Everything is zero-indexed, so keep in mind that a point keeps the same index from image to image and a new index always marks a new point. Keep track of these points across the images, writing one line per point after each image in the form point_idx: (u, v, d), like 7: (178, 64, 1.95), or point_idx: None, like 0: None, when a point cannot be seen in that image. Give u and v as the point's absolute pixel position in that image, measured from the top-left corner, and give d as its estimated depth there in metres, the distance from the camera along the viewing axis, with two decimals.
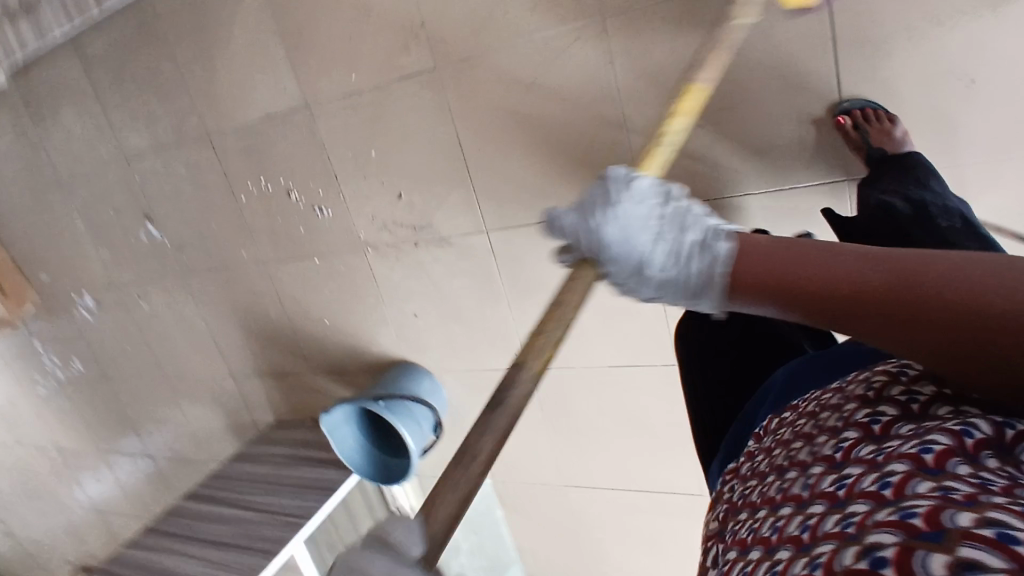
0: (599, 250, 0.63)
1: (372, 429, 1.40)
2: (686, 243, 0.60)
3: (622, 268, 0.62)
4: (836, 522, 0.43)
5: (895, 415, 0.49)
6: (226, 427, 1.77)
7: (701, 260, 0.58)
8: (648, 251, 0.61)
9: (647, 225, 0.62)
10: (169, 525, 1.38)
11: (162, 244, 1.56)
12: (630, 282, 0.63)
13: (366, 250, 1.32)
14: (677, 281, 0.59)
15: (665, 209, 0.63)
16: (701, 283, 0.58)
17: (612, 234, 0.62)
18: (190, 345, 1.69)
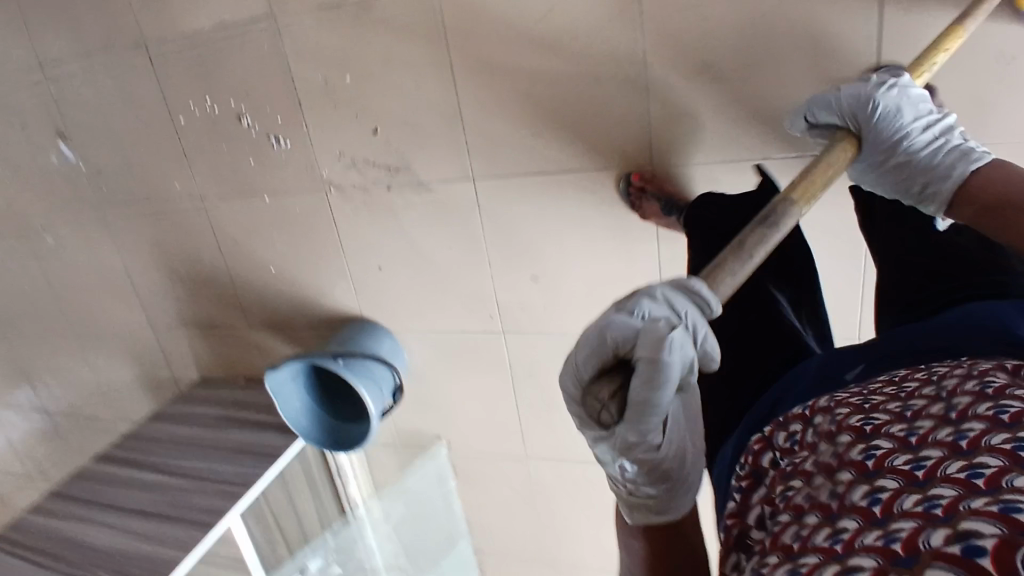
0: (872, 123, 0.76)
1: (321, 390, 1.26)
2: (944, 145, 0.75)
3: (880, 146, 0.76)
4: (920, 502, 0.43)
5: (975, 401, 0.49)
6: (142, 380, 1.58)
7: (956, 162, 0.73)
8: (911, 134, 0.75)
9: (917, 118, 0.76)
10: (78, 490, 1.21)
11: (79, 169, 1.35)
12: (881, 154, 0.77)
13: (328, 190, 1.18)
14: (925, 172, 0.74)
15: (935, 114, 0.77)
16: (943, 179, 0.73)
17: (889, 111, 0.75)
18: (105, 288, 1.49)
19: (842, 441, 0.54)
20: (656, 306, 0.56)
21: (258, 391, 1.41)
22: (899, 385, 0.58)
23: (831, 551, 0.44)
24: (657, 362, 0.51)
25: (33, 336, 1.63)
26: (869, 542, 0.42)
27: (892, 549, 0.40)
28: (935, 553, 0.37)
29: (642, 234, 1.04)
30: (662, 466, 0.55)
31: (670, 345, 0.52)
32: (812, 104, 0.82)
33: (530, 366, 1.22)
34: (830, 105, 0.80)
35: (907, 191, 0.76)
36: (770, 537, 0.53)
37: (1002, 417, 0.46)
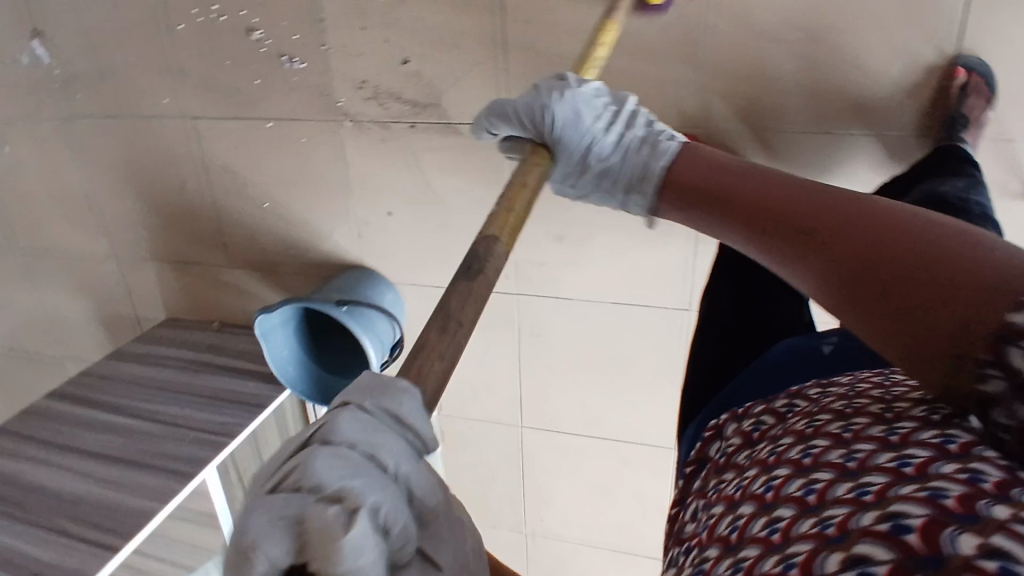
0: (558, 135, 0.73)
1: (312, 339, 1.17)
2: (630, 144, 0.73)
3: (574, 154, 0.74)
4: (851, 489, 0.42)
5: (911, 403, 0.47)
6: (96, 315, 1.44)
7: (643, 160, 0.72)
8: (600, 136, 0.74)
9: (598, 122, 0.74)
10: (28, 429, 1.07)
11: (51, 72, 1.19)
12: (576, 163, 0.75)
13: (341, 120, 1.07)
14: (618, 174, 0.73)
15: (610, 112, 0.76)
16: (631, 177, 0.72)
17: (563, 117, 0.72)
18: (66, 210, 1.34)
19: (784, 439, 0.53)
20: (359, 459, 0.38)
21: (234, 337, 1.30)
22: (847, 384, 0.57)
23: (769, 541, 0.43)
24: (336, 546, 0.33)
25: None
26: (804, 529, 0.42)
27: (827, 533, 0.39)
28: (865, 531, 0.37)
29: None
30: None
31: (366, 542, 0.34)
32: (495, 115, 0.76)
33: (534, 329, 1.15)
34: (513, 117, 0.75)
35: (611, 195, 0.75)
36: (706, 531, 0.52)
37: (933, 416, 0.44)
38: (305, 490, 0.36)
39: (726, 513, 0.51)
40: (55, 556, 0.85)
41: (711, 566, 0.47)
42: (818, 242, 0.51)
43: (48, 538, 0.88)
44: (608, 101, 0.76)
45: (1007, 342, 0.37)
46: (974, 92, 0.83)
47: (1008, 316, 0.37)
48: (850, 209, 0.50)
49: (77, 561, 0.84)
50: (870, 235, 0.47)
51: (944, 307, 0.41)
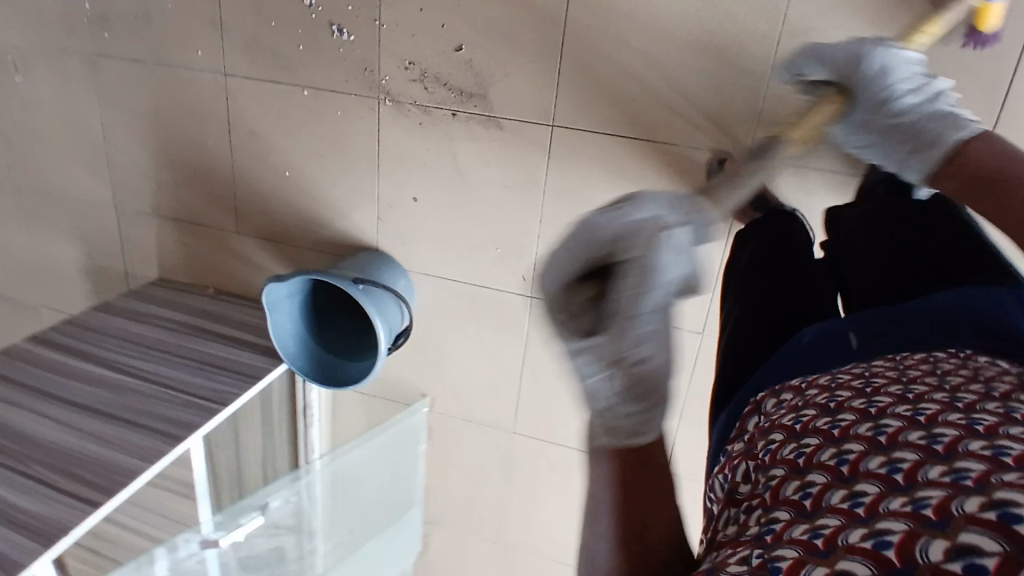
0: (864, 84, 0.76)
1: (315, 316, 1.13)
2: (931, 111, 0.73)
3: (871, 107, 0.77)
4: (945, 473, 0.40)
5: (980, 396, 0.47)
6: (85, 265, 1.39)
7: (939, 129, 0.72)
8: (899, 94, 0.75)
9: (907, 83, 0.75)
10: (7, 369, 1.01)
11: (82, 7, 1.15)
12: (867, 115, 0.78)
13: (381, 99, 1.06)
14: (908, 136, 0.74)
15: (927, 81, 0.75)
16: (925, 139, 0.73)
17: (873, 72, 0.75)
18: (73, 151, 1.29)
19: (843, 416, 0.50)
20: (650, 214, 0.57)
21: (231, 306, 1.26)
22: (901, 369, 0.54)
23: (852, 513, 0.41)
24: (645, 259, 0.53)
25: None
26: (896, 508, 0.39)
27: (924, 514, 0.38)
28: (970, 518, 0.36)
29: None
30: (640, 372, 0.52)
31: (664, 247, 0.54)
32: (805, 57, 0.79)
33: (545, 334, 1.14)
34: (825, 62, 0.78)
35: (894, 152, 0.76)
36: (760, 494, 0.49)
37: (1015, 413, 0.44)
38: (615, 219, 0.56)
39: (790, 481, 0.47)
40: (31, 505, 0.79)
41: (781, 527, 0.44)
42: None
43: (23, 486, 0.81)
44: (925, 73, 0.76)
45: None
46: None
47: None
48: None
49: (54, 513, 0.78)
50: None
51: None
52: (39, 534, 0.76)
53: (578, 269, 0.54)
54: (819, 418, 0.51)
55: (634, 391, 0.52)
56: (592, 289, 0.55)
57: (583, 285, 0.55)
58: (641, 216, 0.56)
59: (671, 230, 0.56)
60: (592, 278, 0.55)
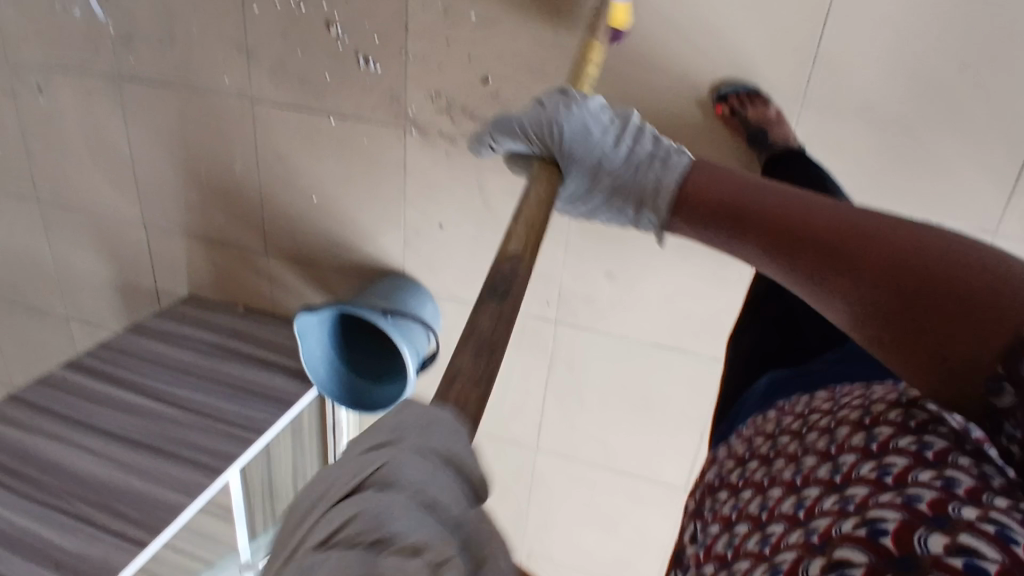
0: (567, 149, 0.74)
1: (343, 340, 1.16)
2: (640, 156, 0.74)
3: (588, 168, 0.75)
4: (839, 502, 0.46)
5: (887, 406, 0.51)
6: (113, 279, 1.41)
7: (654, 176, 0.72)
8: (608, 147, 0.75)
9: (607, 137, 0.75)
10: (46, 400, 1.05)
11: (107, 30, 1.14)
12: (588, 177, 0.76)
13: (408, 127, 1.06)
14: (626, 185, 0.74)
15: (620, 123, 0.77)
16: (649, 191, 0.72)
17: (571, 129, 0.74)
18: (98, 170, 1.30)
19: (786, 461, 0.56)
20: (424, 486, 0.36)
21: (259, 324, 1.28)
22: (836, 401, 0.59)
23: (765, 552, 0.48)
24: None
25: None
26: (796, 540, 0.46)
27: (814, 542, 0.44)
28: (846, 537, 0.41)
29: (740, 256, 0.98)
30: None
31: None
32: (501, 129, 0.79)
33: (569, 357, 1.15)
34: (521, 131, 0.77)
35: (622, 211, 0.75)
36: (709, 549, 0.57)
37: (907, 422, 0.48)
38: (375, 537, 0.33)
39: (731, 531, 0.55)
40: (79, 545, 0.83)
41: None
42: (892, 280, 0.50)
43: (71, 525, 0.85)
44: (613, 121, 0.77)
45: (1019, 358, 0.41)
46: (747, 108, 0.89)
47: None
48: (882, 237, 0.52)
49: (103, 554, 0.82)
50: (907, 265, 0.50)
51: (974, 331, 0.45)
52: None
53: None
54: (762, 468, 0.59)
55: None
56: None
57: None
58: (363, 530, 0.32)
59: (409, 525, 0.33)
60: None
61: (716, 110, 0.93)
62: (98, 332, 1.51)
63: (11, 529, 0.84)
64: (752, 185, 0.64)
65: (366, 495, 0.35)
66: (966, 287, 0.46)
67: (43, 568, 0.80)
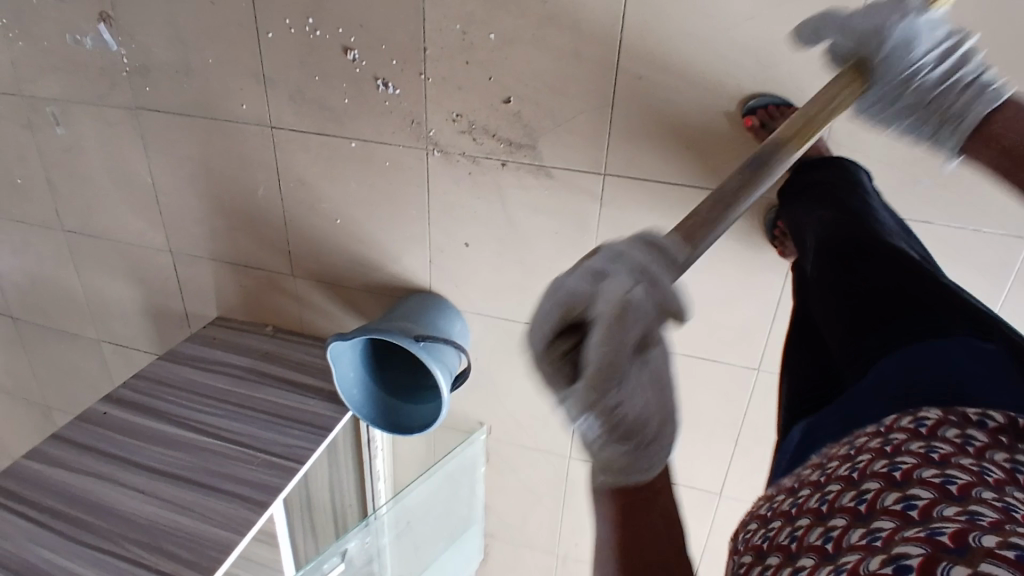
0: (890, 55, 0.71)
1: (375, 362, 1.16)
2: (959, 79, 0.71)
3: (900, 80, 0.72)
4: (863, 536, 0.41)
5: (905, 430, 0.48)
6: (143, 302, 1.43)
7: (966, 101, 0.71)
8: (926, 62, 0.71)
9: (936, 50, 0.71)
10: (88, 436, 1.06)
11: (120, 61, 1.14)
12: (892, 91, 0.74)
13: (429, 149, 1.05)
14: (933, 107, 0.73)
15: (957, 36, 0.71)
16: (954, 117, 0.72)
17: (902, 38, 0.70)
18: (120, 198, 1.30)
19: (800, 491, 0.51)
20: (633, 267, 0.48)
21: (290, 345, 1.29)
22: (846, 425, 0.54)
23: None
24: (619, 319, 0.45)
25: (17, 231, 1.43)
26: None
27: None
28: None
29: (771, 269, 0.97)
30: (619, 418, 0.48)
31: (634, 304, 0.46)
32: (831, 26, 0.76)
33: None
34: (842, 31, 0.75)
35: (921, 128, 0.75)
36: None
37: (929, 452, 0.44)
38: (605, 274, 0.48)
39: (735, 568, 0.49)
40: None
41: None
42: None
43: (124, 569, 0.87)
44: (952, 32, 0.71)
45: None
46: (777, 118, 0.84)
47: None
48: None
49: None
50: None
51: None
52: None
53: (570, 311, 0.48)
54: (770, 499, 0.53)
55: (631, 433, 0.49)
56: (566, 343, 0.49)
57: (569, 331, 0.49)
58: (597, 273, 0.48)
59: (628, 279, 0.47)
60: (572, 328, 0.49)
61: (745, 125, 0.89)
62: (129, 354, 1.53)
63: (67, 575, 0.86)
64: None
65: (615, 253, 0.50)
66: None
67: None
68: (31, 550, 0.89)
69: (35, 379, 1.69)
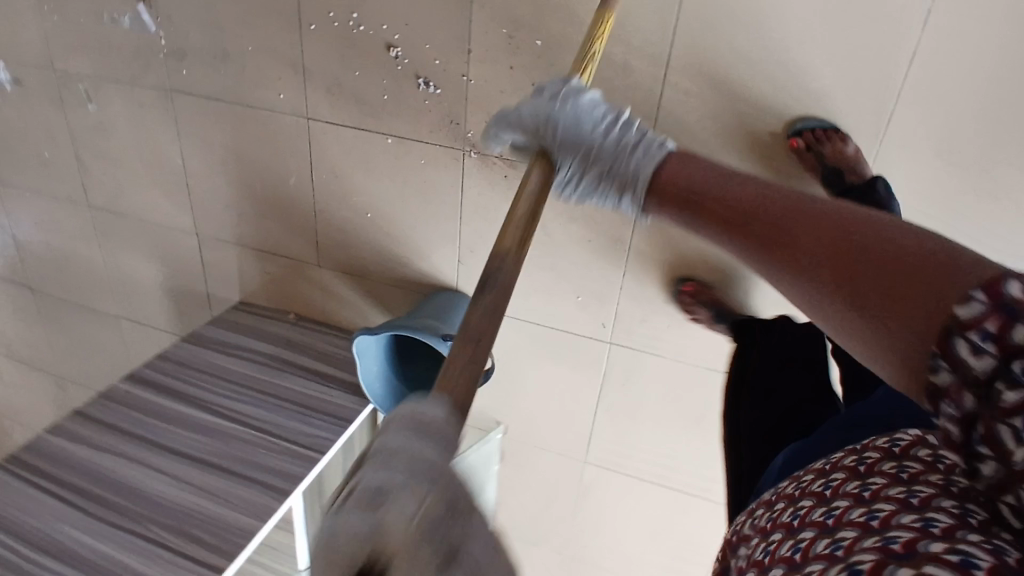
0: (559, 145, 0.79)
1: (397, 357, 1.17)
2: (619, 150, 0.79)
3: (578, 160, 0.79)
4: (841, 567, 0.44)
5: (897, 482, 0.51)
6: (164, 281, 1.43)
7: (637, 168, 0.77)
8: (593, 139, 0.78)
9: (599, 131, 0.78)
10: (111, 414, 1.07)
11: (158, 43, 1.14)
12: (577, 169, 0.81)
13: (466, 151, 1.05)
14: (613, 177, 0.79)
15: (619, 116, 0.81)
16: (622, 180, 0.78)
17: (566, 122, 0.78)
18: (148, 179, 1.30)
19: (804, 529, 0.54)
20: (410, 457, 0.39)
21: (313, 335, 1.30)
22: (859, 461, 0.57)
23: None
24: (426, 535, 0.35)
25: (42, 205, 1.43)
26: None
27: None
28: None
29: None
30: None
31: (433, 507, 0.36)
32: (502, 122, 0.83)
33: (620, 376, 1.16)
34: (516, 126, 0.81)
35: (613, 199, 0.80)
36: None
37: (911, 500, 0.47)
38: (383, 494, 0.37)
39: None
40: (157, 571, 0.86)
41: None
42: (830, 274, 0.51)
43: (147, 551, 0.88)
44: (608, 113, 0.80)
45: (954, 334, 0.39)
46: (824, 143, 0.87)
47: (957, 309, 0.39)
48: (839, 232, 0.52)
49: None
50: (860, 256, 0.49)
51: (914, 305, 0.43)
52: None
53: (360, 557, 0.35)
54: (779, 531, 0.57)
55: None
56: None
57: None
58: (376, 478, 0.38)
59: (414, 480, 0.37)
60: None
61: (790, 146, 0.91)
62: (148, 332, 1.53)
63: (90, 555, 0.87)
64: (769, 198, 0.63)
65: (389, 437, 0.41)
66: (914, 276, 0.44)
67: None
68: (57, 526, 0.90)
69: (51, 351, 1.69)
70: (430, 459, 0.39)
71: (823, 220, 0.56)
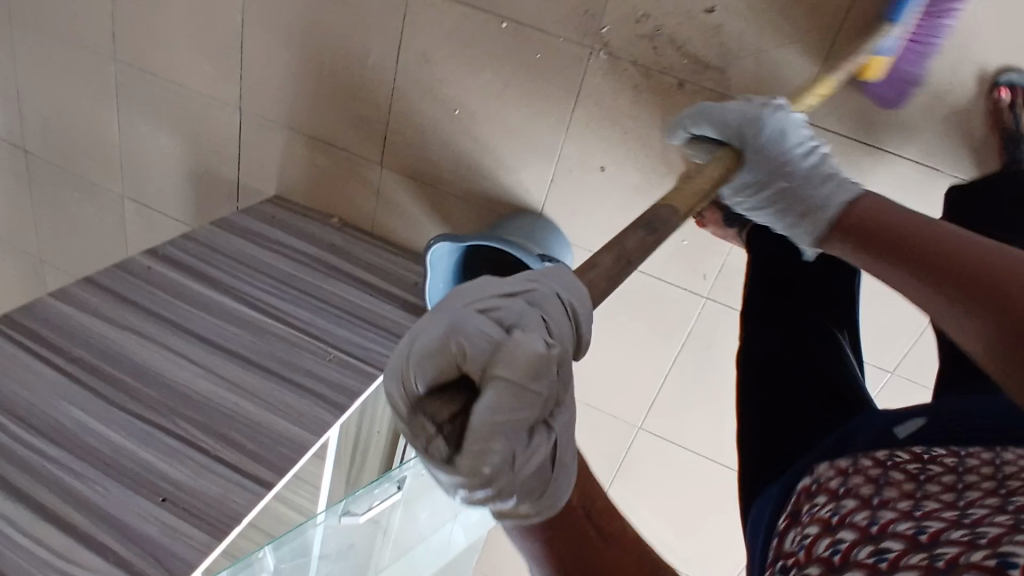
0: (754, 146, 0.73)
1: (461, 269, 1.03)
2: (812, 172, 0.73)
3: (769, 170, 0.74)
4: (990, 557, 0.36)
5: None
6: (187, 159, 1.24)
7: (822, 194, 0.71)
8: (789, 150, 0.73)
9: (798, 152, 0.73)
10: (129, 290, 0.90)
11: None
12: (765, 176, 0.74)
13: (595, 50, 0.90)
14: (792, 195, 0.73)
15: (816, 146, 0.75)
16: (812, 202, 0.71)
17: (768, 128, 0.73)
18: (192, 35, 1.11)
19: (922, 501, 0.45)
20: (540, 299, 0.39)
21: (360, 244, 1.14)
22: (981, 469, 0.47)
23: None
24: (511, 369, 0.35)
25: (56, 52, 1.22)
26: None
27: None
28: None
29: None
30: (513, 478, 0.36)
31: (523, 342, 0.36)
32: (698, 115, 0.78)
33: (706, 339, 1.04)
34: (717, 121, 0.76)
35: (785, 219, 0.74)
36: (798, 551, 0.48)
37: None
38: (492, 311, 0.38)
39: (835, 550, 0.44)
40: (185, 475, 0.70)
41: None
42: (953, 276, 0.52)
43: (175, 450, 0.72)
44: (811, 139, 0.75)
45: None
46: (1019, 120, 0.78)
47: None
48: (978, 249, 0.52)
49: (217, 491, 0.69)
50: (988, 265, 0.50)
51: None
52: (211, 517, 0.67)
53: (451, 359, 0.36)
54: (866, 496, 0.48)
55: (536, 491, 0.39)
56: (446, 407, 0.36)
57: (453, 385, 0.37)
58: (507, 304, 0.38)
59: (518, 309, 0.38)
60: (454, 384, 0.37)
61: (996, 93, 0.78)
62: (154, 218, 1.35)
63: (102, 448, 0.71)
64: (918, 224, 0.59)
65: (537, 275, 0.41)
66: None
67: (145, 500, 0.67)
68: (62, 406, 0.74)
69: (33, 225, 1.49)
70: (550, 302, 0.39)
71: (971, 246, 0.53)
